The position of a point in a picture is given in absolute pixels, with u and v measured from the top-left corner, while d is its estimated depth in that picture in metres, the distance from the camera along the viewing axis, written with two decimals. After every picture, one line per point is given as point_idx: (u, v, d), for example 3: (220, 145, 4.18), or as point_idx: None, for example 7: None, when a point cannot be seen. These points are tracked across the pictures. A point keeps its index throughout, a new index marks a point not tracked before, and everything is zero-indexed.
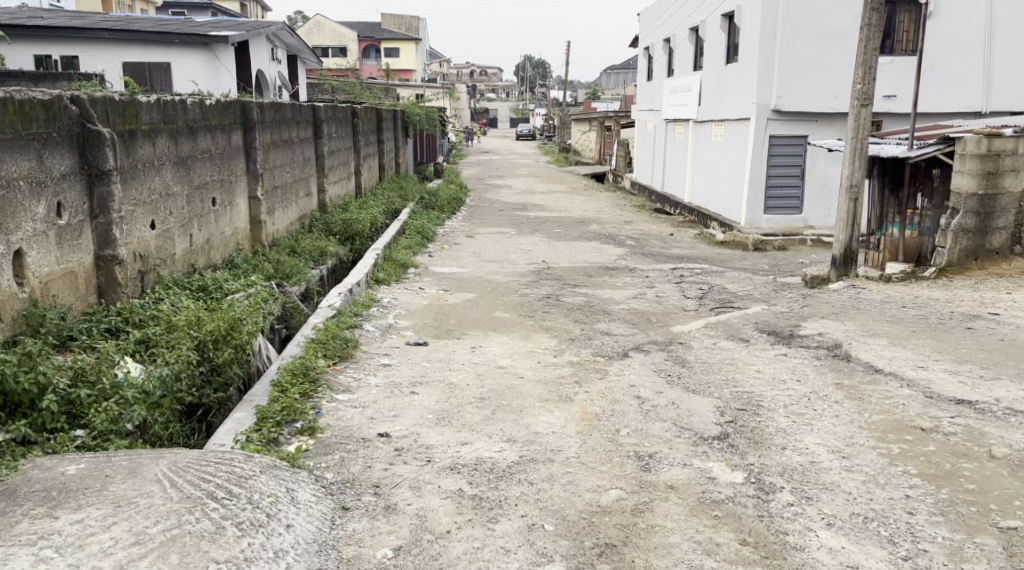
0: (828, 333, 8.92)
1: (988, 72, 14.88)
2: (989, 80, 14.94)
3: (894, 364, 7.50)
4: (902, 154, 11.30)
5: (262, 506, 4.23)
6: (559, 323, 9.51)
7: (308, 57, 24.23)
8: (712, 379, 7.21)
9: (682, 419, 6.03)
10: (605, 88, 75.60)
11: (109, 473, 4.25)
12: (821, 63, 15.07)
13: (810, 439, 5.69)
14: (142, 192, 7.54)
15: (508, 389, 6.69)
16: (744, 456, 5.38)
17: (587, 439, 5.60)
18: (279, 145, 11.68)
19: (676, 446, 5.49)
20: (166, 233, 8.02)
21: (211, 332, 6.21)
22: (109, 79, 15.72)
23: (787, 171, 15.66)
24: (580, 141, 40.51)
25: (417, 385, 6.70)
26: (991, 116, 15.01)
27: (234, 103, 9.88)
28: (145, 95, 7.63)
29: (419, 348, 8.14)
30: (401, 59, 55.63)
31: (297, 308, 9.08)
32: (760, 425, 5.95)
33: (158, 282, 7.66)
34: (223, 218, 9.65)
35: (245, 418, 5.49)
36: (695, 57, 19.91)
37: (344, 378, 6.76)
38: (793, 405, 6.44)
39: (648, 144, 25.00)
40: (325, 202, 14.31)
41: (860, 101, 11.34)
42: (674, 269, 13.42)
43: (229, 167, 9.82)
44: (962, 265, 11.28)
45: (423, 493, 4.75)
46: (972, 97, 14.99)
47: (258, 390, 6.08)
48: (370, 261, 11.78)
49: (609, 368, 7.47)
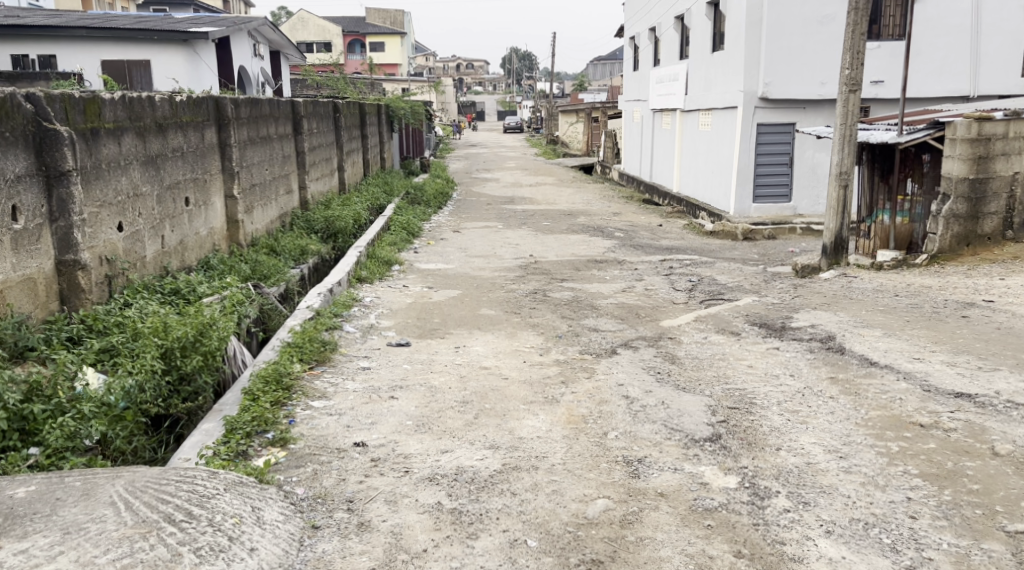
0: (821, 325, 8.71)
1: (976, 55, 14.67)
2: (976, 64, 14.74)
3: (891, 356, 7.27)
4: (891, 139, 11.07)
5: (224, 528, 3.96)
6: (546, 320, 9.25)
7: (292, 52, 23.84)
8: (702, 375, 6.99)
9: (671, 420, 5.78)
10: (593, 78, 75.40)
11: (60, 496, 4.02)
12: (807, 50, 14.84)
13: (806, 439, 5.46)
14: (108, 194, 7.25)
15: (491, 391, 6.44)
16: (738, 458, 5.14)
17: (574, 443, 5.35)
18: (256, 142, 11.37)
19: (666, 449, 5.25)
20: (136, 235, 7.74)
21: (178, 339, 5.91)
22: (87, 78, 15.34)
23: (775, 160, 15.45)
24: (568, 132, 40.28)
25: (397, 389, 6.43)
26: (978, 100, 14.83)
27: (206, 99, 9.57)
28: (107, 91, 7.34)
29: (401, 349, 7.89)
30: (386, 53, 55.18)
31: (275, 309, 8.84)
32: (752, 425, 5.71)
33: (128, 287, 7.38)
34: (197, 219, 9.34)
35: (213, 429, 5.24)
36: (681, 46, 19.64)
37: (322, 384, 6.50)
38: (787, 402, 6.21)
39: (635, 135, 24.78)
40: (307, 198, 14.00)
41: (849, 86, 11.11)
42: (664, 261, 13.18)
43: (202, 166, 9.51)
44: (954, 251, 11.11)
45: (399, 508, 4.49)
46: (960, 81, 14.80)
47: (229, 398, 5.83)
48: (352, 259, 11.51)
49: (597, 366, 7.22)
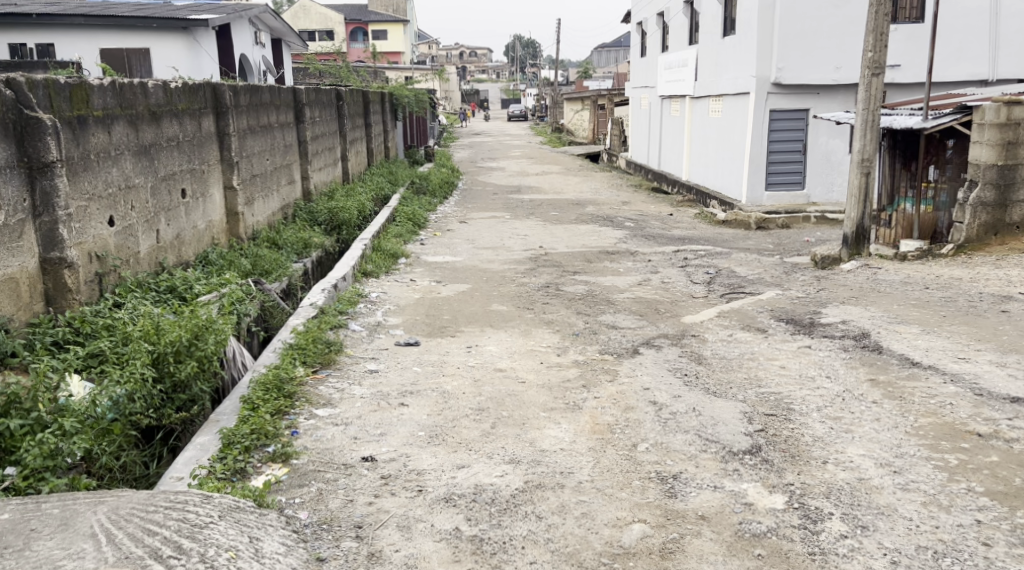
0: (853, 321, 8.26)
1: (995, 38, 14.16)
2: (995, 47, 14.22)
3: (933, 356, 6.83)
4: (916, 125, 10.74)
5: (217, 565, 3.52)
6: (561, 316, 8.81)
7: (293, 40, 23.32)
8: (733, 378, 6.54)
9: (705, 429, 5.34)
10: (597, 64, 74.75)
11: (34, 527, 3.59)
12: (821, 33, 14.32)
13: (854, 450, 5.03)
14: (97, 186, 6.81)
15: (508, 397, 5.99)
16: (781, 474, 4.70)
17: (601, 457, 4.91)
18: (256, 132, 10.91)
19: (703, 464, 4.81)
20: (129, 230, 7.29)
21: (172, 343, 5.43)
22: (86, 67, 14.86)
23: (788, 147, 14.97)
24: (573, 119, 39.78)
25: (407, 395, 5.99)
26: (998, 84, 14.33)
27: (203, 85, 9.09)
28: (96, 76, 6.89)
29: (410, 349, 7.46)
30: (388, 41, 54.52)
31: (278, 306, 8.41)
32: (793, 434, 5.26)
33: (120, 285, 6.95)
34: (195, 211, 8.89)
35: (209, 443, 4.80)
36: (690, 32, 19.14)
37: (326, 389, 6.05)
38: (827, 408, 5.77)
39: (643, 122, 24.30)
40: (310, 189, 13.52)
41: (871, 70, 10.61)
42: (677, 251, 12.72)
43: (199, 156, 9.04)
44: (981, 240, 10.62)
45: (414, 535, 4.09)
46: (978, 65, 14.31)
47: (226, 407, 5.38)
48: (357, 252, 11.06)
49: (619, 368, 6.77)
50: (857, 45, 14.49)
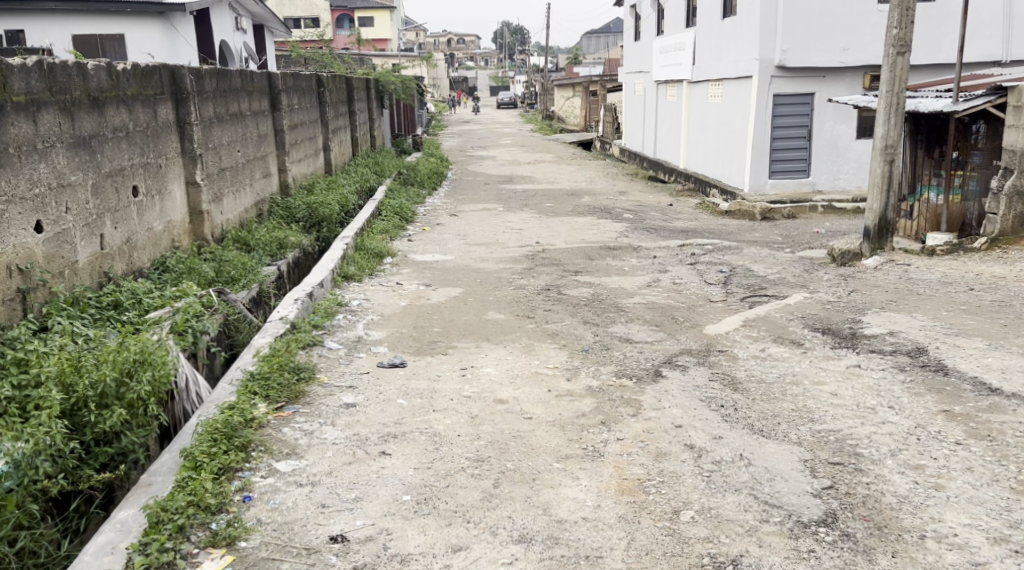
0: (902, 333, 7.19)
1: (1010, 15, 13.12)
2: (1011, 25, 13.17)
3: (1015, 380, 5.77)
4: (945, 108, 9.53)
5: None
6: (566, 327, 7.71)
7: (276, 27, 22.01)
8: (778, 409, 5.47)
9: (761, 487, 4.30)
10: (587, 50, 73.53)
11: None
12: (828, 13, 13.27)
13: (954, 517, 4.02)
14: (18, 185, 5.73)
15: (511, 441, 4.90)
16: (870, 558, 3.75)
17: (635, 531, 3.95)
18: (224, 120, 9.73)
19: (767, 541, 3.87)
20: (62, 235, 6.17)
21: (95, 385, 4.38)
22: (58, 55, 13.31)
23: (793, 132, 13.90)
24: (564, 107, 38.58)
25: (388, 440, 4.89)
26: (1014, 65, 13.28)
27: (157, 67, 7.91)
28: (17, 56, 5.79)
29: (394, 371, 6.38)
30: (375, 28, 53.06)
31: (245, 319, 7.29)
32: (872, 494, 4.21)
33: (49, 303, 5.87)
34: (150, 210, 7.73)
35: (132, 522, 3.80)
36: (687, 14, 17.98)
37: (290, 432, 4.96)
38: (903, 453, 4.70)
39: (638, 108, 23.15)
40: (287, 181, 12.32)
41: (896, 48, 9.55)
42: (685, 247, 11.63)
43: (155, 148, 7.88)
44: (1017, 233, 9.59)
45: None
46: (994, 44, 13.24)
47: (163, 463, 4.30)
48: (336, 251, 9.94)
49: (642, 398, 5.68)
50: (866, 24, 13.42)
